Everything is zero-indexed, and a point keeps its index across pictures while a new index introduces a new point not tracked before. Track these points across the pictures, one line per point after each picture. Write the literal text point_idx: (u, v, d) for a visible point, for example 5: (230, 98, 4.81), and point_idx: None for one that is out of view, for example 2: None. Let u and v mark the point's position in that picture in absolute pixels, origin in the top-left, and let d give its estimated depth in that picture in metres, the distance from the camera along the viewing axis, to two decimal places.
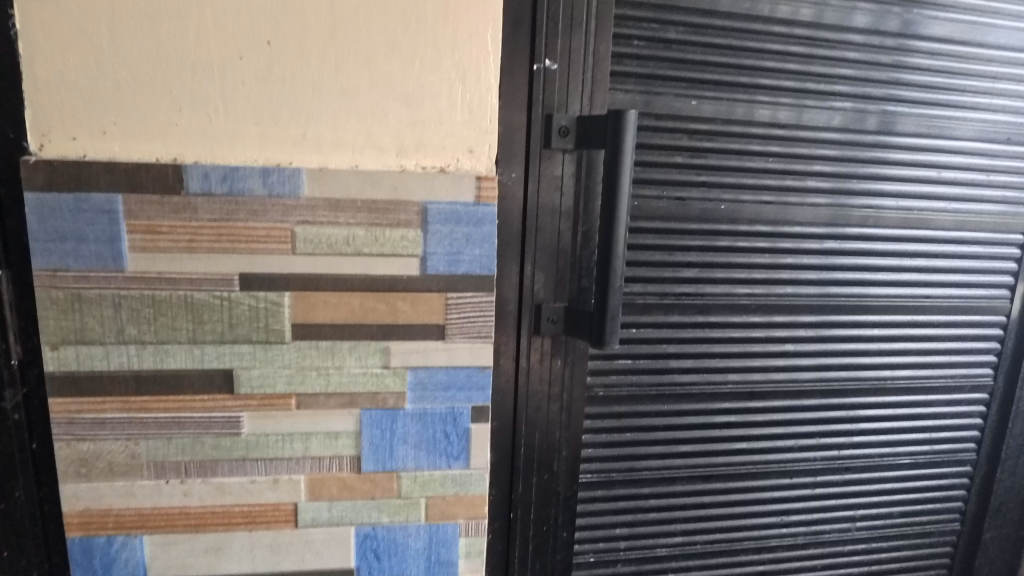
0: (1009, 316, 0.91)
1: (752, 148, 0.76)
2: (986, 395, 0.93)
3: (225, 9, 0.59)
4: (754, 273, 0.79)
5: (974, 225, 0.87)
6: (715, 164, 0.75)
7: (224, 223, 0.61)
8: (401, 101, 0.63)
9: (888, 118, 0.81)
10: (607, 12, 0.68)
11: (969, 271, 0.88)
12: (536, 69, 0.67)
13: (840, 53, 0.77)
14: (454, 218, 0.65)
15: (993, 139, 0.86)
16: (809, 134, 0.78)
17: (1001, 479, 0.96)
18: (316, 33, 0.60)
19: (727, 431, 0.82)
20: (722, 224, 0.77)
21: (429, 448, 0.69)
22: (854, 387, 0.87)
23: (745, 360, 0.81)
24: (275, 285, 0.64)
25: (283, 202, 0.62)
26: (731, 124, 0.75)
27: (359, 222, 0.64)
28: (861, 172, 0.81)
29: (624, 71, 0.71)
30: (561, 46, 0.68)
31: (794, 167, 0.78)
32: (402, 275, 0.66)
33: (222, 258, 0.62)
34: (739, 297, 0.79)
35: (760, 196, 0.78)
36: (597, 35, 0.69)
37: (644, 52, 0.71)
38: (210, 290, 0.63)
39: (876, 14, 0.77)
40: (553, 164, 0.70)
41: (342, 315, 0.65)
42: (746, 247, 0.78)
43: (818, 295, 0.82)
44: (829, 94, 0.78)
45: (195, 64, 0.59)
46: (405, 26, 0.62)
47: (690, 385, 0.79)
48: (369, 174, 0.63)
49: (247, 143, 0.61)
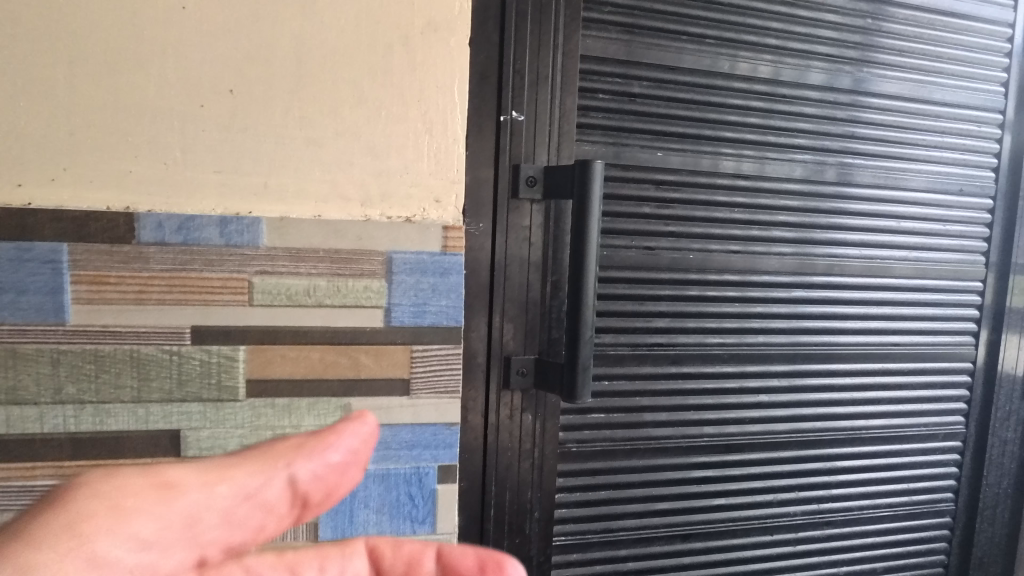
0: (976, 363, 0.92)
1: (718, 198, 0.77)
2: (961, 443, 0.93)
3: (189, 59, 0.58)
4: (725, 323, 0.79)
5: (935, 274, 0.89)
6: (682, 214, 0.76)
7: (178, 274, 0.59)
8: (366, 150, 0.62)
9: (846, 170, 0.83)
10: (572, 68, 0.70)
11: (934, 318, 0.90)
12: (503, 121, 0.68)
13: (796, 109, 0.80)
14: (420, 269, 0.64)
15: (947, 191, 0.89)
16: (771, 186, 0.79)
17: (982, 530, 0.94)
18: (281, 82, 0.60)
19: (704, 487, 0.80)
20: (691, 274, 0.77)
21: (392, 512, 0.65)
22: (830, 437, 0.85)
23: (720, 411, 0.79)
24: (230, 338, 0.61)
25: (242, 252, 0.60)
26: (697, 175, 0.76)
27: (321, 272, 0.62)
28: (825, 221, 0.82)
29: (590, 123, 0.72)
30: (528, 100, 0.68)
31: (758, 217, 0.79)
32: (366, 327, 0.63)
33: (173, 311, 0.59)
34: (711, 347, 0.78)
35: (728, 246, 0.78)
36: (562, 90, 0.70)
37: (609, 105, 0.72)
38: (159, 345, 0.59)
39: (828, 72, 0.81)
40: (521, 215, 0.69)
41: (301, 369, 0.62)
42: (716, 297, 0.78)
43: (789, 344, 0.82)
44: (788, 147, 0.80)
45: (154, 111, 0.58)
46: (372, 77, 0.62)
47: (664, 438, 0.77)
48: (333, 224, 0.61)
49: (206, 192, 0.59)
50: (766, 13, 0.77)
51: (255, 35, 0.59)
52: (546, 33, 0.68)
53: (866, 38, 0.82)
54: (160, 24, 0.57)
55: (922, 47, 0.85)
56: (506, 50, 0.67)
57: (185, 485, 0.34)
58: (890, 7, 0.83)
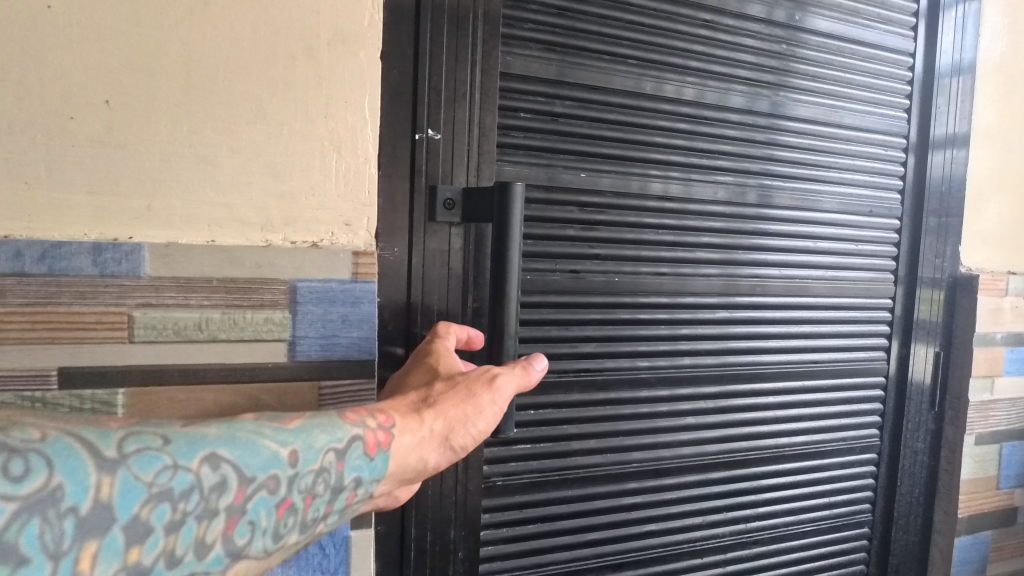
0: (888, 377, 0.96)
1: (643, 220, 0.76)
2: (875, 455, 0.96)
3: (54, 65, 0.51)
4: (653, 345, 0.78)
5: (850, 292, 0.92)
6: (608, 237, 0.74)
7: (41, 309, 0.52)
8: (266, 171, 0.57)
9: (766, 192, 0.84)
10: (491, 85, 0.67)
11: (850, 335, 0.92)
12: (418, 139, 0.64)
13: (717, 131, 0.80)
14: (328, 298, 0.59)
15: (859, 212, 0.92)
16: (694, 207, 0.79)
17: (898, 537, 0.98)
18: (166, 94, 0.54)
19: (634, 513, 0.78)
20: (617, 297, 0.75)
21: (300, 565, 0.59)
22: (756, 456, 0.86)
23: (649, 435, 0.78)
24: (106, 380, 0.53)
25: (120, 282, 0.53)
26: (621, 197, 0.75)
27: (214, 303, 0.56)
28: (746, 242, 0.83)
29: (511, 143, 0.69)
30: (445, 119, 0.65)
31: (683, 239, 0.79)
32: (268, 363, 0.58)
33: (36, 351, 0.52)
34: (639, 371, 0.77)
35: (654, 268, 0.78)
36: (481, 107, 0.67)
37: (532, 124, 0.70)
38: (18, 391, 0.51)
39: (747, 95, 0.82)
40: (438, 239, 0.66)
41: (192, 412, 0.56)
42: (642, 319, 0.77)
43: (714, 365, 0.82)
44: (711, 169, 0.81)
45: (12, 124, 0.51)
46: (272, 91, 0.57)
47: (593, 466, 0.75)
48: (229, 250, 0.56)
49: (76, 215, 0.52)
50: (686, 35, 0.77)
51: (135, 41, 0.53)
52: (463, 49, 0.65)
53: (781, 63, 0.84)
54: (19, 25, 0.50)
55: (833, 74, 0.88)
56: (421, 66, 0.64)
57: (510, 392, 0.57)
58: (802, 34, 0.85)
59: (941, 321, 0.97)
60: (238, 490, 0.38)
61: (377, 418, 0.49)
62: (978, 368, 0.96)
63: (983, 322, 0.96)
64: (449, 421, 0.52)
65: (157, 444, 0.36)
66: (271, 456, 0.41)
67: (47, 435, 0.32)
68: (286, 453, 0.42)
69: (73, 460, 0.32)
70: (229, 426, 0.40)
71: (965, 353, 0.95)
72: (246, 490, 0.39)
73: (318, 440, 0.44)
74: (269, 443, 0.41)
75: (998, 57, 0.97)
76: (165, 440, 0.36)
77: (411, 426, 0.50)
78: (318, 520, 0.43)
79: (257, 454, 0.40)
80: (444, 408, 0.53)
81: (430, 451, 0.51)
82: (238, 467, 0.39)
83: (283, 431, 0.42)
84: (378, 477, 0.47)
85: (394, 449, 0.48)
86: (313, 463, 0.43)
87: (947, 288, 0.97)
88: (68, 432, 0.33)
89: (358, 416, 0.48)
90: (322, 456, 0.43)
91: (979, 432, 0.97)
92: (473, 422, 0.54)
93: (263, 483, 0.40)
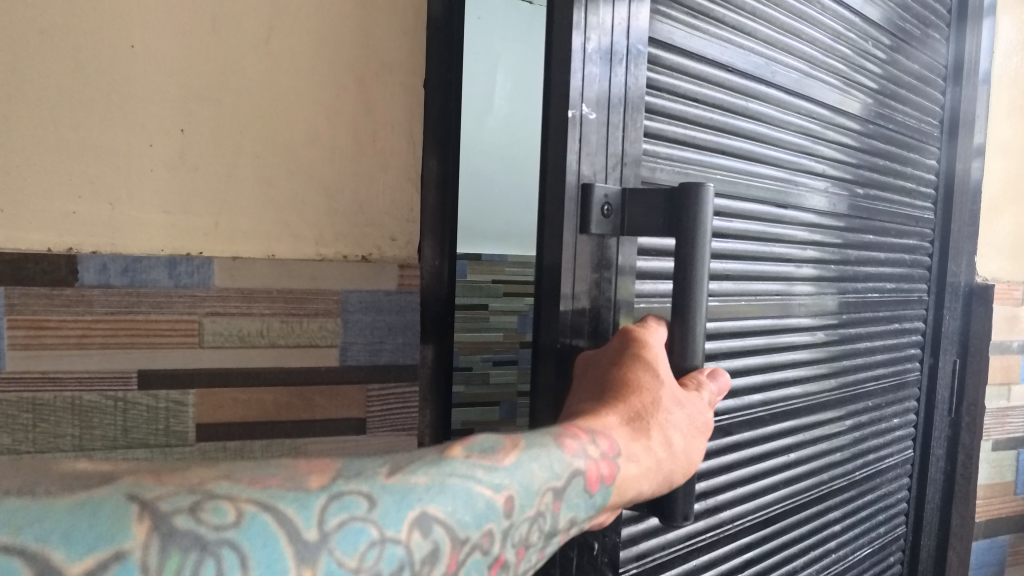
0: (923, 392, 0.96)
1: (767, 230, 0.68)
2: (910, 468, 0.96)
3: (135, 97, 0.57)
4: (769, 376, 0.70)
5: (903, 305, 0.92)
6: (736, 251, 0.65)
7: (124, 316, 0.57)
8: (321, 191, 0.63)
9: (861, 202, 0.81)
10: (641, 41, 0.53)
11: (896, 344, 0.91)
12: (572, 117, 0.50)
13: (822, 129, 0.74)
14: (375, 307, 0.64)
15: (915, 224, 0.91)
16: (802, 217, 0.73)
17: (924, 544, 0.99)
18: (232, 122, 0.60)
19: (743, 573, 0.71)
20: (744, 321, 0.66)
21: None
22: (839, 486, 0.83)
23: (759, 479, 0.71)
24: (178, 382, 0.59)
25: (191, 293, 0.58)
26: (747, 205, 0.66)
27: (274, 312, 0.61)
28: (785, 254, 0.71)
29: (658, 128, 0.56)
30: (596, 90, 0.51)
31: (796, 251, 0.72)
32: (320, 366, 0.62)
33: (118, 354, 0.57)
34: (754, 409, 0.69)
35: (774, 285, 0.70)
36: (632, 72, 0.53)
37: (676, 107, 0.57)
38: (104, 391, 0.57)
39: (845, 90, 0.77)
40: (586, 258, 0.52)
41: (252, 412, 0.61)
42: (764, 346, 0.69)
43: (810, 395, 0.76)
44: (816, 173, 0.74)
45: (99, 149, 0.56)
46: (326, 119, 0.63)
47: (715, 529, 0.66)
48: (286, 263, 0.61)
49: (154, 233, 0.58)
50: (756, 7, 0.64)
51: (206, 74, 0.59)
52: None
53: (870, 59, 0.80)
54: (107, 61, 0.56)
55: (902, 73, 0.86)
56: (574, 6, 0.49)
57: (704, 413, 0.49)
58: (880, 33, 0.82)
59: (953, 326, 0.98)
60: (451, 556, 0.31)
61: (592, 445, 0.41)
62: (993, 376, 0.99)
63: (998, 331, 1.00)
64: (657, 449, 0.45)
65: (363, 509, 0.29)
66: (484, 506, 0.33)
67: (241, 515, 0.26)
68: (500, 498, 0.34)
69: (267, 546, 0.26)
70: (444, 468, 0.33)
71: (979, 361, 0.98)
72: (457, 556, 0.31)
73: (535, 477, 0.36)
74: (484, 488, 0.33)
75: (1009, 73, 1.01)
76: (370, 502, 0.29)
77: (624, 454, 0.43)
78: (525, 569, 0.36)
79: (471, 505, 0.32)
80: (650, 432, 0.45)
81: (643, 482, 0.44)
82: (452, 526, 0.31)
83: (497, 470, 0.35)
84: (591, 513, 0.40)
85: (616, 483, 0.41)
86: (528, 510, 0.35)
87: (963, 297, 0.99)
88: (265, 508, 0.27)
89: (573, 443, 0.40)
90: (538, 498, 0.36)
91: (995, 439, 1.01)
92: (680, 443, 0.47)
93: (477, 541, 0.32)
